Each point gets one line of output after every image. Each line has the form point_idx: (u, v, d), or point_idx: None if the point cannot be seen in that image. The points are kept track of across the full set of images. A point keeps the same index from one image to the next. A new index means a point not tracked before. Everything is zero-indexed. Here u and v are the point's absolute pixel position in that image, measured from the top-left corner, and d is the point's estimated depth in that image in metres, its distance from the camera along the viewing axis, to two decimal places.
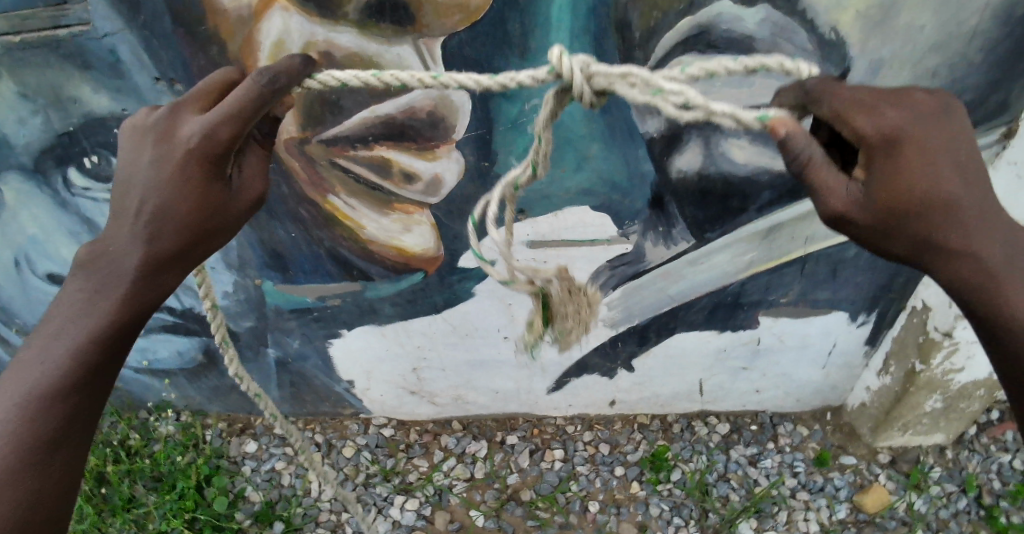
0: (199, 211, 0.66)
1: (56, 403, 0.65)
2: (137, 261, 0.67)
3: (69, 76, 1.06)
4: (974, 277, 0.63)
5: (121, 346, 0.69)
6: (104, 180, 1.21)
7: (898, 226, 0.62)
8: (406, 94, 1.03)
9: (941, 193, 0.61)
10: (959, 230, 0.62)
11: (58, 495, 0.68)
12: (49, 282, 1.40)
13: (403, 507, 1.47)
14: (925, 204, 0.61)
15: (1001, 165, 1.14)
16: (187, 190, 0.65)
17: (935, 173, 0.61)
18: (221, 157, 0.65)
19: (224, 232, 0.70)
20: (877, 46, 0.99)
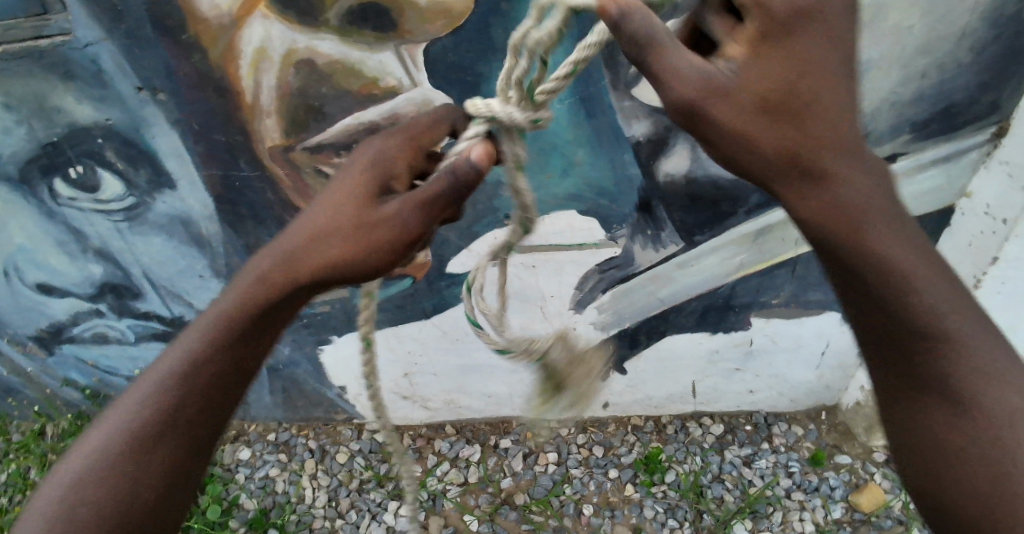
0: (346, 209, 0.66)
1: (168, 379, 0.64)
2: (299, 250, 0.66)
3: (52, 87, 1.05)
4: (843, 220, 0.53)
5: (241, 342, 0.66)
6: (90, 190, 1.20)
7: (756, 132, 0.53)
8: (390, 100, 1.03)
9: (802, 103, 0.52)
10: (822, 148, 0.52)
11: (134, 493, 0.62)
12: (40, 291, 1.40)
13: (396, 513, 1.48)
14: (784, 110, 0.52)
15: (993, 165, 1.10)
16: (348, 188, 0.68)
17: (796, 82, 0.52)
18: (387, 170, 0.69)
19: (363, 247, 0.65)
20: (867, 47, 0.97)
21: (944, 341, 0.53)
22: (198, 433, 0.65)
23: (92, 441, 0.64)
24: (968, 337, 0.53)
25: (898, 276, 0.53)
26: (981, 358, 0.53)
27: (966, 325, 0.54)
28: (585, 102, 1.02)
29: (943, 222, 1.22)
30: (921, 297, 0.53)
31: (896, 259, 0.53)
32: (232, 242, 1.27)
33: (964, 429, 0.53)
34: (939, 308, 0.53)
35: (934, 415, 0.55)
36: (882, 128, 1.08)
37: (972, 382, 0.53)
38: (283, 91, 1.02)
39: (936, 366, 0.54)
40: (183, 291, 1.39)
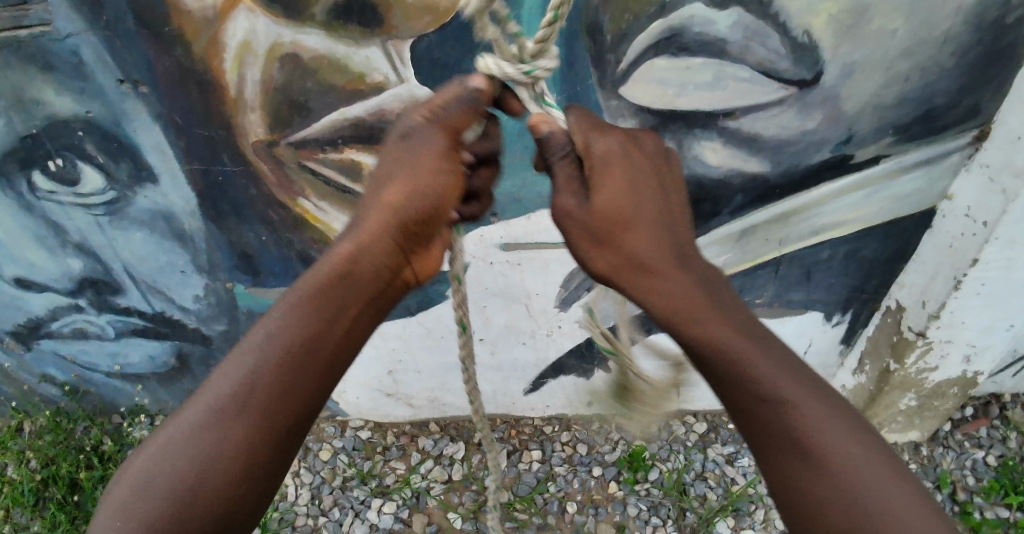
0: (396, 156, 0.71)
1: (235, 363, 0.64)
2: (358, 224, 0.71)
3: (31, 79, 1.03)
4: (680, 304, 0.67)
5: (315, 312, 0.67)
6: (70, 184, 1.18)
7: (595, 243, 0.71)
8: (375, 96, 1.02)
9: (620, 217, 0.69)
10: (646, 249, 0.69)
11: (218, 477, 0.60)
12: (18, 286, 1.38)
13: (380, 511, 1.47)
14: (613, 227, 0.69)
15: (973, 169, 1.13)
16: (385, 153, 0.72)
17: (625, 199, 0.69)
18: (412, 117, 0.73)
19: (422, 169, 0.69)
20: (850, 50, 0.98)
21: (780, 399, 0.61)
22: (288, 410, 0.63)
23: (157, 440, 0.62)
24: (805, 396, 0.62)
25: (733, 345, 0.64)
26: (820, 412, 0.61)
27: (796, 385, 0.62)
28: (571, 102, 1.03)
29: (923, 224, 1.24)
30: (752, 358, 0.63)
31: (722, 329, 0.65)
32: (214, 238, 1.26)
33: (809, 477, 0.59)
34: (768, 371, 0.62)
35: (795, 468, 0.60)
36: (864, 130, 1.09)
37: (813, 436, 0.60)
38: (267, 86, 1.01)
39: (778, 423, 0.61)
40: (165, 287, 1.38)
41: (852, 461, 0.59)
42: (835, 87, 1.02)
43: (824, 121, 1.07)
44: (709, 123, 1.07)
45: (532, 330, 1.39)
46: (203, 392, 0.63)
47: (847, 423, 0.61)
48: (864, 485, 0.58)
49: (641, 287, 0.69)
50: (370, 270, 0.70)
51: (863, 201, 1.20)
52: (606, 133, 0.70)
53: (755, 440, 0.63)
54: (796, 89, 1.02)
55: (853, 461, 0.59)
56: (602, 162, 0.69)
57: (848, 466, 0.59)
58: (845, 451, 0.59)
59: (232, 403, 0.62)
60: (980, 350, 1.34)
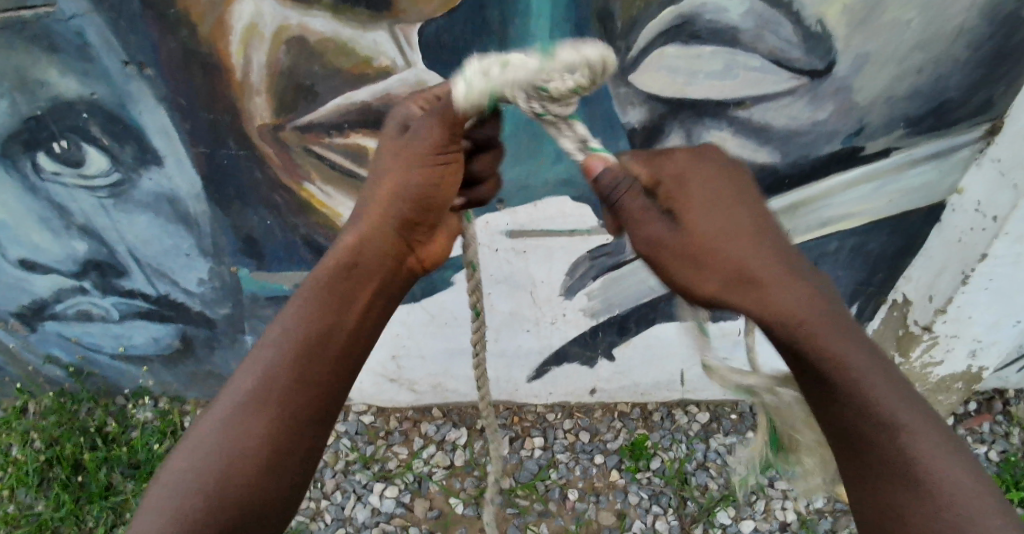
0: (391, 147, 0.70)
1: (255, 357, 0.65)
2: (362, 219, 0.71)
3: (35, 59, 1.02)
4: (783, 321, 0.61)
5: (323, 304, 0.67)
6: (74, 166, 1.18)
7: (695, 267, 0.63)
8: (381, 81, 1.01)
9: (716, 236, 0.63)
10: (751, 259, 0.62)
11: (245, 469, 0.61)
12: (22, 268, 1.38)
13: (382, 495, 1.48)
14: (708, 250, 0.63)
15: (984, 162, 1.12)
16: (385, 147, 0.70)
17: (716, 219, 0.63)
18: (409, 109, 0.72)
19: (411, 165, 0.68)
20: (863, 42, 0.97)
21: (890, 423, 0.58)
22: (304, 400, 0.64)
23: (191, 440, 0.62)
24: (917, 423, 0.58)
25: (841, 361, 0.59)
26: (930, 442, 0.58)
27: (909, 412, 0.59)
28: None
29: (931, 218, 1.23)
30: (863, 379, 0.59)
31: (837, 345, 0.60)
32: (219, 221, 1.26)
33: (913, 507, 0.57)
34: (882, 394, 0.59)
35: (892, 491, 0.58)
36: (875, 123, 1.07)
37: (923, 465, 0.57)
38: (273, 69, 1.00)
39: (885, 448, 0.58)
40: (169, 270, 1.38)
41: (960, 497, 0.56)
42: (846, 78, 1.01)
43: (835, 113, 1.06)
44: (719, 112, 1.05)
45: (536, 318, 1.39)
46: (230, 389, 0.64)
47: (957, 458, 0.58)
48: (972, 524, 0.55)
49: (746, 305, 0.62)
50: (375, 263, 0.70)
51: (872, 194, 1.19)
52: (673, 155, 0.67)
53: (850, 460, 0.61)
54: (807, 79, 1.01)
55: (959, 498, 0.56)
56: (679, 184, 0.65)
57: (958, 501, 0.56)
58: (956, 486, 0.57)
59: (256, 395, 0.63)
60: (986, 345, 1.33)
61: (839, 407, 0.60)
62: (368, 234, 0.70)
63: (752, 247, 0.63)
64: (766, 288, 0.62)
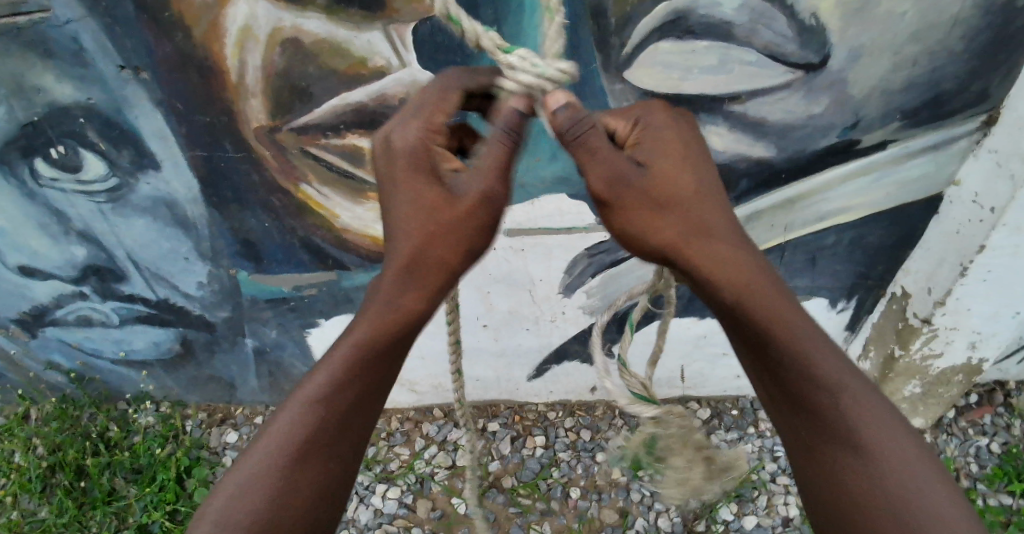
0: (430, 208, 0.66)
1: (292, 411, 0.65)
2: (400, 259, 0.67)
3: (32, 65, 1.03)
4: (743, 286, 0.64)
5: (372, 369, 0.66)
6: (72, 171, 1.18)
7: (654, 217, 0.66)
8: (377, 81, 1.01)
9: (680, 189, 0.66)
10: (710, 221, 0.66)
11: (295, 512, 0.63)
12: (22, 274, 1.39)
13: (384, 496, 1.48)
14: (674, 196, 0.66)
15: (981, 153, 1.11)
16: (412, 187, 0.66)
17: (682, 173, 0.67)
18: (427, 155, 0.67)
19: (470, 233, 0.66)
20: (857, 34, 0.97)
21: (835, 388, 0.62)
22: (341, 450, 0.66)
23: (228, 484, 0.63)
24: (857, 387, 0.63)
25: (788, 329, 0.63)
26: (869, 407, 0.63)
27: (850, 380, 0.63)
28: (574, 85, 1.02)
29: (929, 210, 1.23)
30: (808, 348, 0.63)
31: (784, 313, 0.64)
32: (217, 225, 1.26)
33: (860, 470, 0.61)
34: (827, 361, 0.63)
35: (841, 457, 0.62)
36: (871, 115, 1.07)
37: (864, 428, 0.62)
38: (269, 71, 1.00)
39: (832, 414, 0.62)
40: (168, 274, 1.38)
41: (899, 458, 0.61)
42: (841, 71, 1.01)
43: (830, 105, 1.06)
44: (715, 107, 1.05)
45: (535, 316, 1.39)
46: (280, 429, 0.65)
47: (896, 419, 0.63)
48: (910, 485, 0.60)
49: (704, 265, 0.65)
50: (422, 325, 0.69)
51: (869, 187, 1.19)
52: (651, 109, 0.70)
53: (800, 429, 0.65)
54: (803, 73, 1.01)
55: (897, 459, 0.61)
56: (657, 137, 0.68)
57: (898, 463, 0.61)
58: (895, 448, 0.61)
59: (301, 448, 0.64)
60: (986, 337, 1.33)
61: (789, 377, 0.63)
62: (419, 299, 0.68)
63: (710, 209, 0.67)
64: (722, 249, 0.65)
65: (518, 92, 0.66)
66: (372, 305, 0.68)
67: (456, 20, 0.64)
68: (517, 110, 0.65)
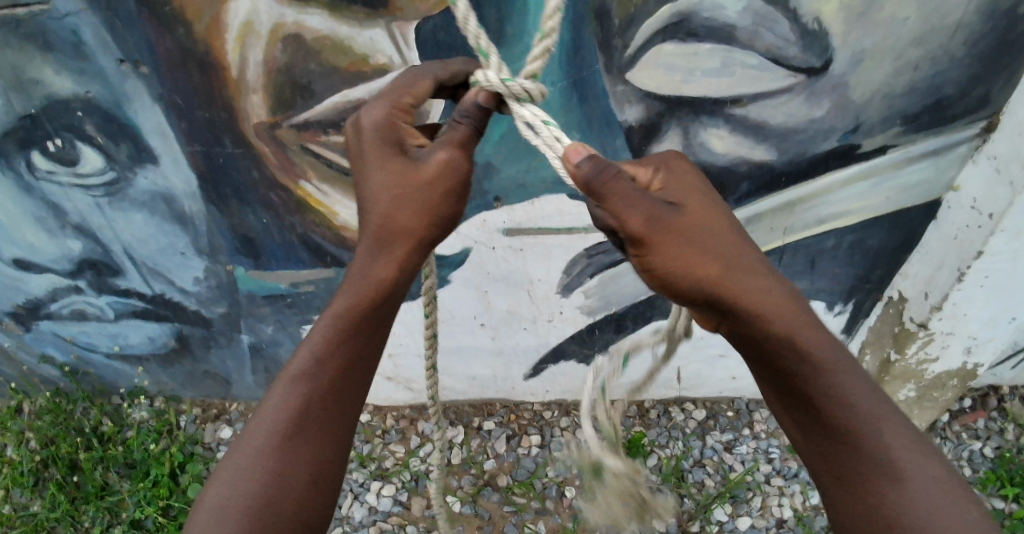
0: (399, 179, 0.66)
1: (281, 389, 0.65)
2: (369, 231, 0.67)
3: (30, 57, 1.02)
4: (773, 317, 0.63)
5: (350, 339, 0.66)
6: (69, 164, 1.17)
7: (692, 252, 0.63)
8: (378, 79, 1.00)
9: (703, 226, 0.65)
10: (737, 258, 0.65)
11: (289, 492, 0.62)
12: (17, 267, 1.38)
13: (379, 493, 1.48)
14: (697, 232, 0.64)
15: (981, 159, 1.12)
16: (377, 160, 0.67)
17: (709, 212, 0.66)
18: (394, 132, 0.68)
19: (440, 197, 0.67)
20: (859, 39, 0.97)
21: (866, 414, 0.61)
22: (330, 426, 0.65)
23: (225, 469, 0.63)
24: (889, 416, 0.61)
25: (818, 357, 0.63)
26: (902, 436, 0.61)
27: (882, 408, 0.61)
28: (577, 86, 1.02)
29: (928, 215, 1.24)
30: (838, 375, 0.62)
31: (814, 339, 0.63)
32: (215, 221, 1.25)
33: (897, 501, 0.59)
34: (859, 389, 0.62)
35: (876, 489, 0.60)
36: (872, 120, 1.08)
37: (899, 457, 0.60)
38: (270, 67, 1.00)
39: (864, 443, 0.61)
40: (164, 269, 1.37)
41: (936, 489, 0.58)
42: (844, 75, 1.01)
43: (832, 110, 1.06)
44: (716, 109, 1.06)
45: (533, 316, 1.38)
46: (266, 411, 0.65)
47: (932, 452, 0.60)
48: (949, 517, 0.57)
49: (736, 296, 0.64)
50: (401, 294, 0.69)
51: (869, 191, 1.19)
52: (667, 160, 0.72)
53: (833, 461, 0.63)
54: (805, 77, 1.01)
55: (934, 488, 0.58)
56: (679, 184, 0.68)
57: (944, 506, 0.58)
58: (931, 479, 0.59)
59: (293, 424, 0.64)
60: (982, 342, 1.34)
61: (819, 406, 0.62)
62: (392, 264, 0.67)
63: (736, 246, 0.65)
64: (751, 279, 0.64)
65: (487, 89, 0.69)
66: (351, 275, 0.68)
67: (483, 54, 0.70)
68: (480, 104, 0.68)
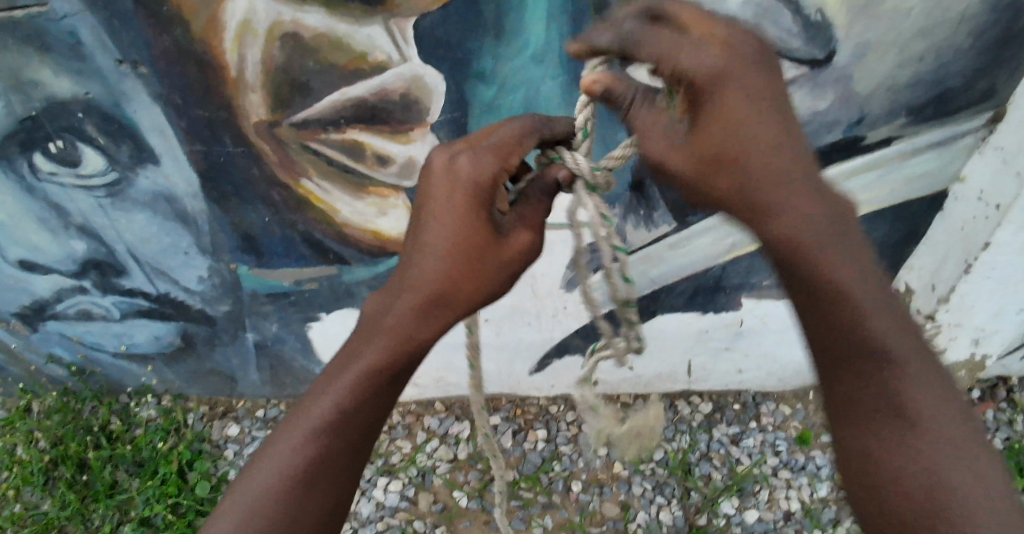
0: (479, 249, 0.66)
1: (302, 435, 0.64)
2: (427, 290, 0.67)
3: (28, 59, 1.02)
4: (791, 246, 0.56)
5: (385, 393, 0.67)
6: (71, 166, 1.17)
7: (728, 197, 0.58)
8: (378, 76, 1.00)
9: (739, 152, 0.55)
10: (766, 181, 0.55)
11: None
12: (22, 268, 1.38)
13: (386, 489, 1.49)
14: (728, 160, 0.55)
15: (987, 150, 1.11)
16: (461, 218, 0.65)
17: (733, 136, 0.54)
18: (493, 192, 0.65)
19: (505, 279, 0.69)
20: (864, 30, 0.95)
21: (889, 354, 0.57)
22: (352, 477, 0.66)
23: (237, 506, 0.62)
24: (913, 354, 0.58)
25: (851, 300, 0.56)
26: (924, 375, 0.57)
27: (896, 329, 0.57)
28: (578, 80, 1.01)
29: (933, 207, 1.23)
30: (872, 308, 0.57)
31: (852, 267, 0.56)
32: (217, 219, 1.25)
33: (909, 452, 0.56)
34: (880, 318, 0.57)
35: (882, 435, 0.58)
36: (877, 112, 1.06)
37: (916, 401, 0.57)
38: (269, 66, 0.99)
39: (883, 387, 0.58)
40: (168, 268, 1.37)
41: (955, 442, 0.56)
42: (848, 66, 1.00)
43: (836, 101, 1.04)
44: None
45: (537, 311, 1.38)
46: (292, 446, 0.64)
47: (949, 398, 0.58)
48: (967, 482, 0.53)
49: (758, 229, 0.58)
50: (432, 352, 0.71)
51: (875, 183, 1.17)
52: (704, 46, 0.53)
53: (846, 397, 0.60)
54: (808, 69, 1.00)
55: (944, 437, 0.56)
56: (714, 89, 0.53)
57: (943, 440, 0.56)
58: (944, 424, 0.56)
59: (311, 473, 0.63)
60: (988, 333, 1.35)
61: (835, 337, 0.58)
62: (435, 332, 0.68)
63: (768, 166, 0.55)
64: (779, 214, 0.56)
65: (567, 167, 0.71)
66: (392, 332, 0.67)
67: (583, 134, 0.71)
68: (559, 183, 0.71)
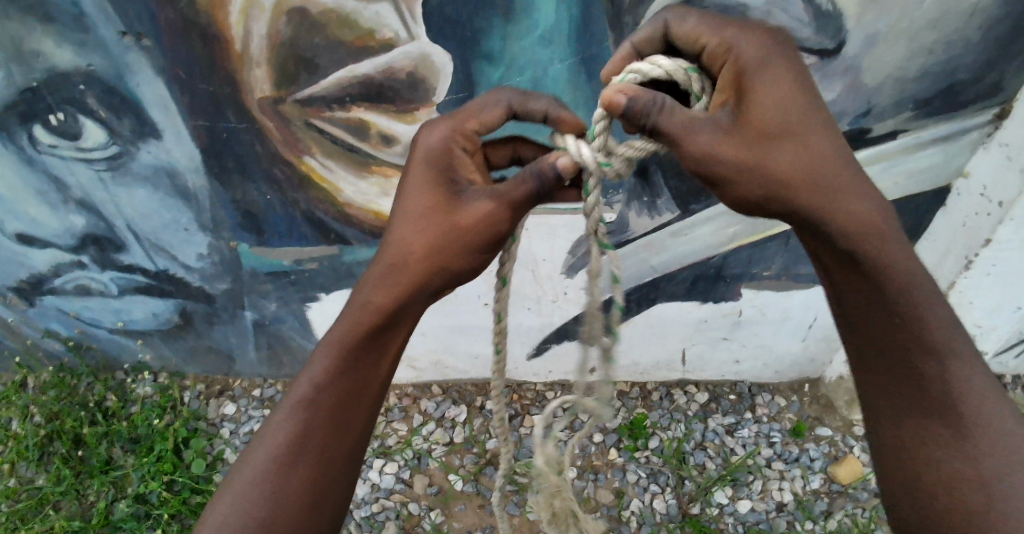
0: (434, 215, 0.71)
1: (291, 406, 0.71)
2: (391, 257, 0.72)
3: (30, 28, 1.01)
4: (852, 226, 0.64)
5: (360, 360, 0.72)
6: (72, 138, 1.16)
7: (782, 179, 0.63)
8: (385, 54, 1.00)
9: (790, 123, 0.63)
10: (822, 162, 0.64)
11: (290, 496, 0.68)
12: (20, 242, 1.38)
13: (381, 471, 1.49)
14: (783, 131, 0.62)
15: (992, 146, 1.11)
16: (425, 184, 0.71)
17: (786, 106, 0.62)
18: (449, 158, 0.72)
19: (462, 247, 0.71)
20: (874, 21, 0.95)
21: (939, 349, 0.64)
22: (339, 442, 0.71)
23: (242, 469, 0.70)
24: (969, 356, 0.64)
25: (905, 281, 0.64)
26: (977, 379, 0.64)
27: (946, 314, 0.65)
28: (586, 63, 1.00)
29: (937, 202, 1.23)
30: (925, 305, 0.64)
31: (906, 268, 0.65)
32: (218, 196, 1.24)
33: (954, 448, 0.63)
34: (934, 305, 0.64)
35: (930, 417, 0.64)
36: (884, 104, 1.06)
37: (970, 397, 0.63)
38: (275, 40, 0.98)
39: (936, 386, 0.64)
40: (168, 245, 1.37)
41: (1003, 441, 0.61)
42: (857, 57, 0.99)
43: (844, 92, 1.04)
44: None
45: (537, 295, 1.38)
46: (283, 415, 0.71)
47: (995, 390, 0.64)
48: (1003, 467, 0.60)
49: (809, 206, 0.64)
50: (406, 318, 0.74)
51: (878, 177, 1.17)
52: (750, 33, 0.64)
53: (891, 396, 0.67)
54: (817, 58, 0.99)
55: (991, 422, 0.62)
56: (762, 65, 0.62)
57: (989, 427, 0.62)
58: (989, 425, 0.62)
59: (292, 449, 0.69)
60: (986, 330, 1.39)
61: (891, 316, 0.65)
62: (404, 297, 0.72)
63: (812, 151, 0.63)
64: (830, 195, 0.64)
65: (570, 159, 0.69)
66: (360, 303, 0.73)
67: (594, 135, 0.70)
68: (558, 171, 0.69)
